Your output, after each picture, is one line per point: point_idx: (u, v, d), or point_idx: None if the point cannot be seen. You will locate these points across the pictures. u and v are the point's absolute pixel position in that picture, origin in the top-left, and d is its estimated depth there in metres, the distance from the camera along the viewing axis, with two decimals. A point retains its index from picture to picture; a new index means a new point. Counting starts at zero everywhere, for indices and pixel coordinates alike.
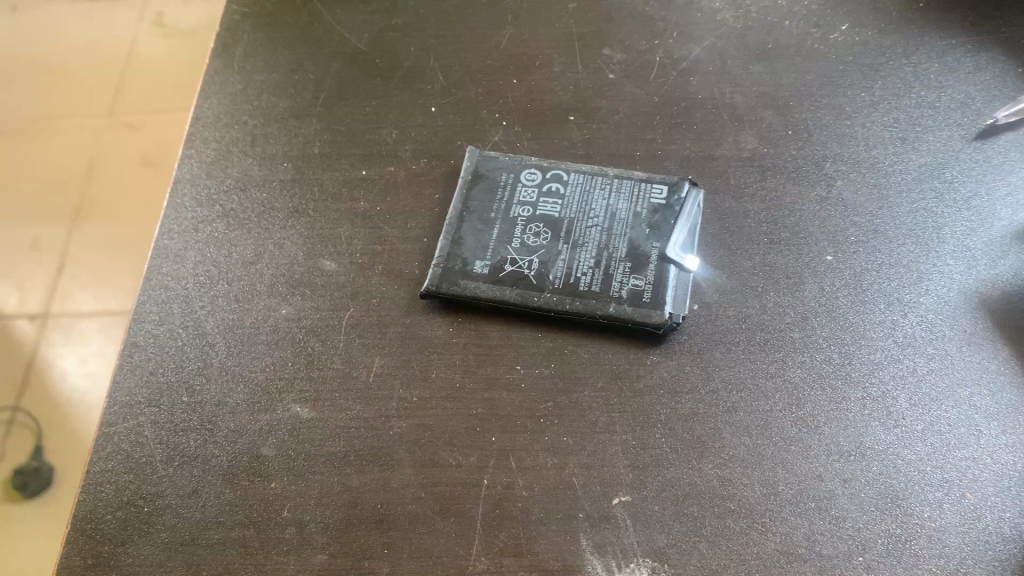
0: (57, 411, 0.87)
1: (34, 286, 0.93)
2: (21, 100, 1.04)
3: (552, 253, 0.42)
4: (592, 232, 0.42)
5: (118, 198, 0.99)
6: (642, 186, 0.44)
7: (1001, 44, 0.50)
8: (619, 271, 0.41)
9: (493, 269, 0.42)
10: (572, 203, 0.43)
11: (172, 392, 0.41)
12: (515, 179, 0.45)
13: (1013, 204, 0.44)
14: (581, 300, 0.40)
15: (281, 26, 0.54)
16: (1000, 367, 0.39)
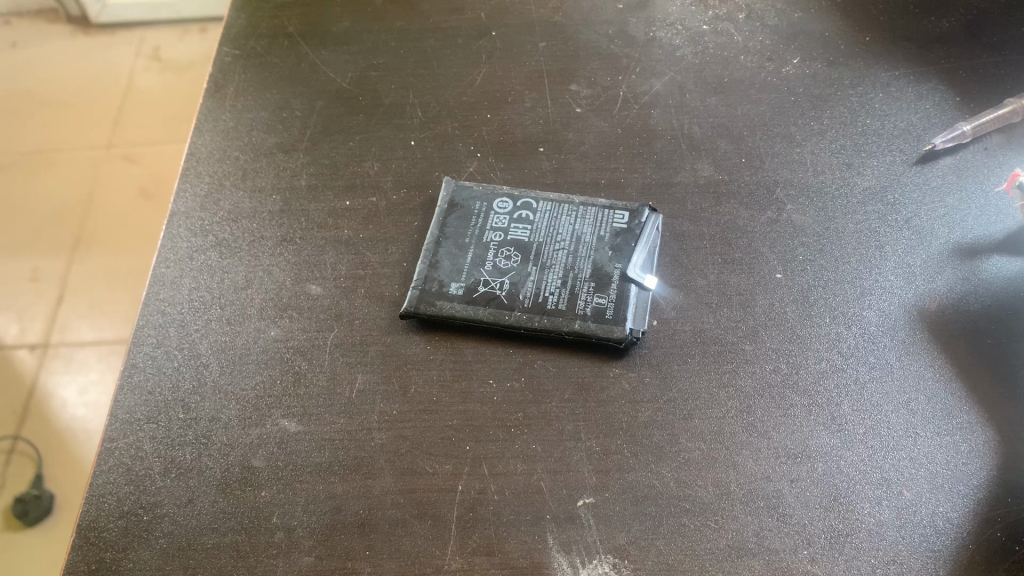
0: (57, 440, 0.90)
1: (33, 318, 0.97)
2: (20, 138, 1.08)
3: (522, 275, 0.45)
4: (559, 255, 0.45)
5: (115, 227, 1.04)
6: (606, 212, 0.47)
7: (939, 76, 0.54)
8: (584, 291, 0.44)
9: (467, 291, 0.45)
10: (540, 229, 0.46)
11: (169, 409, 0.44)
12: (488, 207, 0.48)
13: (950, 223, 0.48)
14: (549, 318, 0.44)
15: (270, 67, 0.57)
16: (935, 374, 0.43)
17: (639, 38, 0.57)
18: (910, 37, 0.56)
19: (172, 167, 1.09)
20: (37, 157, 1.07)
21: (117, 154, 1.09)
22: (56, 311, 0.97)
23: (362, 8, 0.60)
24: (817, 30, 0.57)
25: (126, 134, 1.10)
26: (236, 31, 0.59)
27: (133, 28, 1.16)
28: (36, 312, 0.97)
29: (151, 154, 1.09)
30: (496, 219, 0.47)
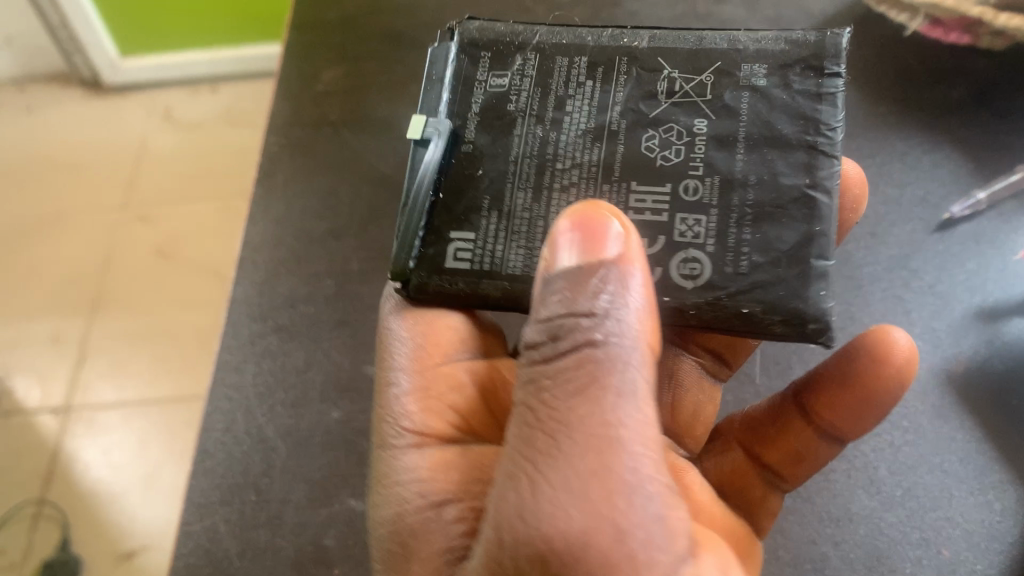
0: (80, 501, 0.93)
1: (57, 380, 1.00)
2: (36, 200, 1.13)
3: (721, 181, 0.36)
4: (642, 136, 0.37)
5: (132, 290, 1.06)
6: (480, 98, 0.39)
7: (951, 143, 0.57)
8: (538, 31, 0.40)
9: (794, 267, 0.34)
10: (563, 163, 0.37)
11: (242, 491, 0.47)
12: (472, 273, 0.37)
13: (971, 288, 0.50)
14: (824, 94, 0.36)
15: (317, 154, 0.60)
16: (965, 436, 0.45)
17: None
18: (924, 103, 0.59)
19: (187, 226, 1.11)
20: (55, 219, 1.12)
21: (134, 215, 1.12)
22: (77, 372, 1.00)
23: (399, 92, 0.63)
24: None
25: (140, 195, 1.14)
26: (281, 120, 0.62)
27: (146, 92, 1.20)
28: (58, 374, 1.01)
29: (168, 215, 1.12)
30: (514, 228, 0.37)
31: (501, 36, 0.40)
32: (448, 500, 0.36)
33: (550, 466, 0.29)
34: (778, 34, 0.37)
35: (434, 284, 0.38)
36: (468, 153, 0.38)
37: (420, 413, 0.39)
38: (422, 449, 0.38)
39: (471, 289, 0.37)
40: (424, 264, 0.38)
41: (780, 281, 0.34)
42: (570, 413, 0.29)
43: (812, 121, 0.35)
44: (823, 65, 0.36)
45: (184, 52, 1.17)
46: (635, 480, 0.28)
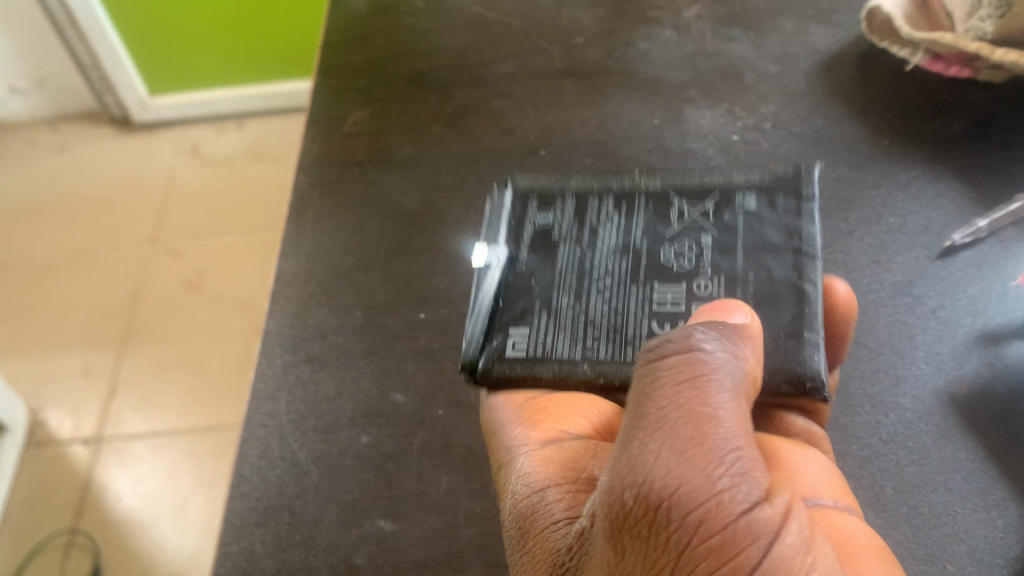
0: (112, 530, 0.93)
1: (86, 413, 1.02)
2: (70, 238, 1.17)
3: (726, 281, 0.43)
4: (662, 248, 0.46)
5: (163, 321, 1.09)
6: (531, 231, 0.48)
7: (954, 172, 0.59)
8: (577, 182, 0.50)
9: (789, 335, 0.41)
10: (600, 272, 0.46)
11: (277, 513, 0.49)
12: (528, 359, 0.44)
13: (972, 312, 0.52)
14: (804, 211, 0.45)
15: (344, 193, 0.64)
16: (969, 456, 0.47)
17: (674, 150, 0.63)
18: (926, 134, 0.61)
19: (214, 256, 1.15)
20: (86, 254, 1.16)
21: (162, 248, 1.16)
22: (107, 404, 1.02)
23: (422, 132, 0.67)
24: (839, 135, 0.62)
25: (169, 230, 1.18)
26: (310, 160, 0.66)
27: (174, 129, 1.28)
28: (87, 406, 1.02)
29: (195, 248, 1.16)
30: (561, 322, 0.45)
31: (548, 187, 0.50)
32: (549, 485, 0.38)
33: (655, 436, 0.30)
34: (761, 175, 0.47)
35: (500, 368, 0.44)
36: (522, 272, 0.47)
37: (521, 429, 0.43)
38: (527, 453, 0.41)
39: (527, 371, 0.44)
40: (487, 353, 0.45)
41: (777, 348, 0.41)
42: (669, 400, 0.31)
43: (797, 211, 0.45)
44: (800, 190, 0.46)
45: (213, 90, 1.25)
46: (729, 447, 0.30)
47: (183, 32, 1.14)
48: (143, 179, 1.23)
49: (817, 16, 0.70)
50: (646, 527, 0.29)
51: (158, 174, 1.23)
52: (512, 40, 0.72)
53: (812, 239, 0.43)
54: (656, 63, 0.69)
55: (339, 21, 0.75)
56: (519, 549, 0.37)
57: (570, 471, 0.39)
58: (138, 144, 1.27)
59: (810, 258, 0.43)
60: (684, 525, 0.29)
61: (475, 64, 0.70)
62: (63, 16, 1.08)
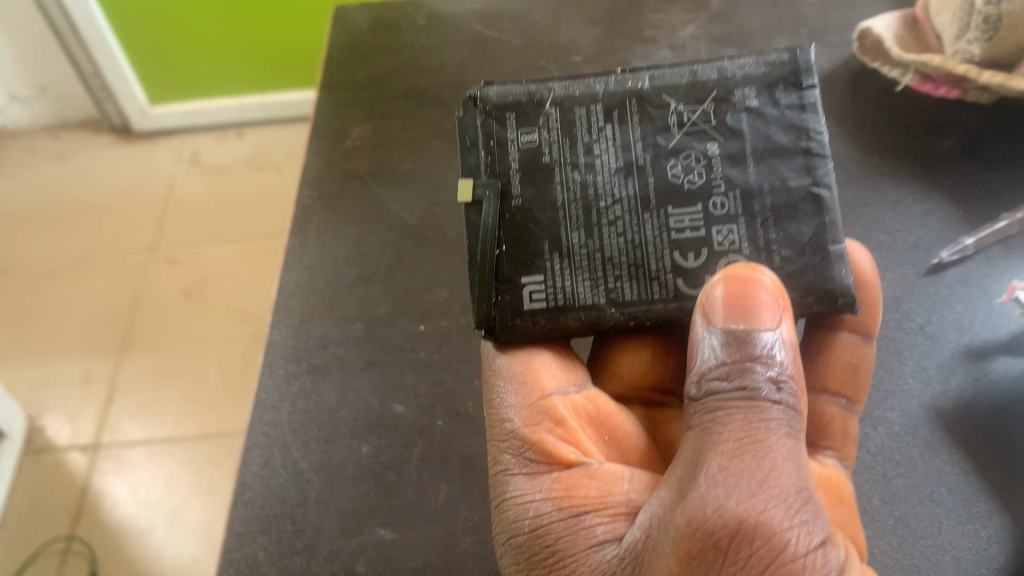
0: (110, 537, 0.94)
1: (85, 419, 1.03)
2: (70, 246, 1.18)
3: (741, 194, 0.44)
4: (666, 165, 0.45)
5: (162, 329, 1.10)
6: (518, 156, 0.45)
7: (942, 190, 0.60)
8: (552, 87, 0.46)
9: (817, 255, 0.43)
10: (606, 201, 0.45)
11: (279, 521, 0.50)
12: (552, 309, 0.44)
13: (959, 328, 0.54)
14: (806, 104, 0.45)
15: (346, 207, 0.65)
16: (954, 468, 0.49)
17: None
18: (914, 153, 0.62)
19: (213, 265, 1.17)
20: (86, 262, 1.16)
21: (162, 256, 1.17)
22: (106, 410, 1.03)
23: (422, 147, 0.68)
24: (831, 153, 0.64)
25: (168, 239, 1.19)
26: (312, 174, 0.67)
27: (174, 137, 1.29)
28: (86, 413, 1.03)
29: (195, 256, 1.17)
30: (577, 263, 0.44)
31: (519, 98, 0.46)
32: (586, 510, 0.40)
33: (729, 465, 0.35)
34: (757, 60, 0.46)
35: (521, 323, 0.44)
36: (519, 208, 0.45)
37: (538, 436, 0.44)
38: (547, 470, 0.42)
39: (553, 323, 0.44)
40: (504, 311, 0.44)
41: (808, 268, 0.43)
42: (737, 435, 0.36)
43: (802, 130, 0.45)
44: (801, 82, 0.45)
45: (213, 98, 1.26)
46: (793, 484, 0.35)
47: (183, 41, 1.16)
48: (142, 187, 1.24)
49: (810, 36, 0.71)
50: (723, 547, 0.33)
51: (158, 183, 1.25)
52: (511, 58, 0.73)
53: (818, 137, 0.45)
54: None
55: (342, 37, 0.76)
56: (543, 565, 0.39)
57: (603, 499, 0.40)
58: (138, 152, 1.28)
59: (820, 157, 0.44)
60: (763, 551, 0.33)
61: (475, 81, 0.72)
62: (65, 25, 1.10)
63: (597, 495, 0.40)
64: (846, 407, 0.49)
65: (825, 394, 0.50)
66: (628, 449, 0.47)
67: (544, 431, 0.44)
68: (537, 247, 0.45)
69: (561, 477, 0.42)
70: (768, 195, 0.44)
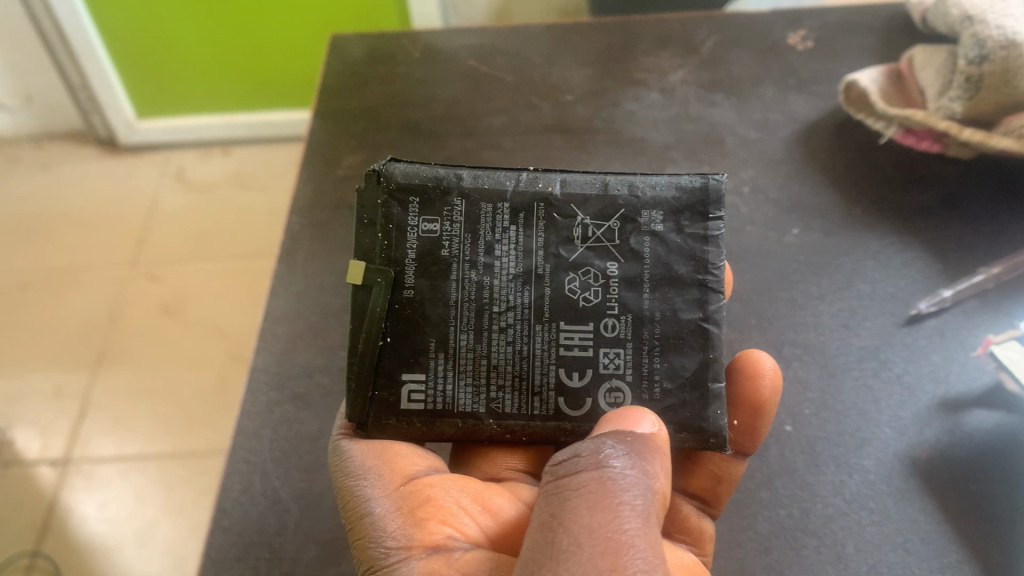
0: (76, 555, 0.93)
1: (55, 434, 1.02)
2: (48, 258, 1.17)
3: (634, 319, 0.43)
4: (565, 280, 0.43)
5: (139, 345, 1.09)
6: (414, 244, 0.43)
7: (922, 243, 0.61)
8: (460, 175, 0.43)
9: (697, 392, 0.42)
10: (500, 306, 0.43)
11: (256, 548, 0.50)
12: (426, 414, 0.43)
13: (935, 379, 0.55)
14: (711, 236, 0.43)
15: (335, 234, 0.65)
16: (927, 518, 0.49)
17: None
18: (896, 205, 0.64)
19: (195, 283, 1.16)
20: (63, 274, 1.16)
21: (142, 272, 1.16)
22: (79, 426, 1.03)
23: None
24: (814, 202, 0.65)
25: (151, 254, 1.18)
26: (302, 201, 0.67)
27: (159, 152, 1.28)
28: (58, 428, 1.03)
29: (175, 274, 1.16)
30: (461, 368, 0.43)
31: (425, 182, 0.43)
32: None
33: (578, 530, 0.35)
34: (669, 181, 0.43)
35: (390, 423, 0.43)
36: (409, 299, 0.43)
37: (401, 526, 0.42)
38: (409, 559, 0.41)
39: (426, 426, 0.43)
40: (379, 408, 0.43)
41: (687, 405, 0.42)
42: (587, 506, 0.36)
43: (704, 263, 0.43)
44: (709, 211, 0.43)
45: (202, 115, 1.26)
46: (643, 570, 0.33)
47: (175, 56, 1.16)
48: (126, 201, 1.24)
49: (797, 86, 0.73)
50: None
51: (142, 198, 1.24)
52: (503, 94, 0.74)
53: (717, 270, 0.43)
54: (642, 123, 0.71)
55: (337, 66, 0.77)
56: None
57: None
58: (123, 165, 1.27)
59: (715, 292, 0.42)
60: None
61: (467, 115, 0.73)
62: (56, 34, 1.09)
63: None
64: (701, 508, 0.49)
65: (682, 493, 0.49)
66: (510, 521, 0.44)
67: (408, 521, 0.42)
68: (412, 350, 0.43)
69: (421, 569, 0.40)
70: (663, 325, 0.43)
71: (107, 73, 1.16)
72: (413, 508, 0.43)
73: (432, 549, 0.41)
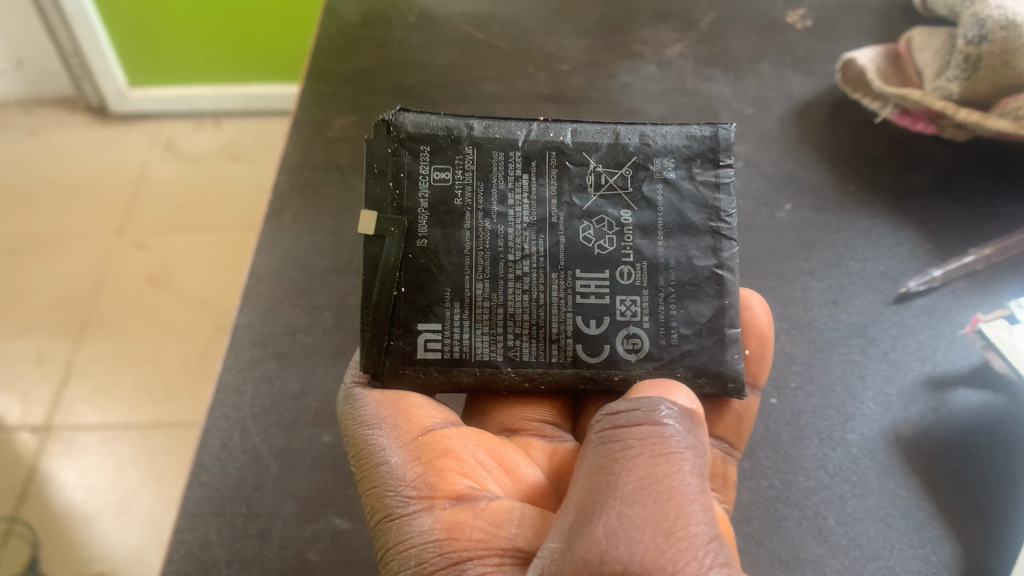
0: (54, 521, 0.93)
1: (37, 400, 1.01)
2: (34, 225, 1.15)
3: (648, 267, 0.43)
4: (578, 227, 0.43)
5: (124, 314, 1.08)
6: (427, 192, 0.42)
7: (913, 223, 0.61)
8: (472, 125, 0.43)
9: (713, 337, 0.43)
10: (514, 255, 0.43)
11: (234, 504, 0.50)
12: (444, 363, 0.43)
13: (922, 357, 0.55)
14: (721, 184, 0.44)
15: (324, 196, 0.64)
16: (908, 493, 0.49)
17: None
18: (888, 184, 0.63)
19: (182, 252, 1.14)
20: (49, 241, 1.14)
21: (129, 241, 1.15)
22: (61, 393, 1.02)
23: None
24: (807, 178, 0.65)
25: (139, 223, 1.16)
26: (291, 161, 0.67)
27: (151, 121, 1.25)
28: (39, 394, 1.02)
29: (162, 244, 1.14)
30: (478, 316, 0.43)
31: (435, 131, 0.43)
32: (466, 556, 0.37)
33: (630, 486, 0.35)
34: (680, 131, 0.44)
35: (409, 373, 0.43)
36: (423, 248, 0.42)
37: (420, 475, 0.41)
38: (432, 508, 0.40)
39: (444, 376, 0.43)
40: (395, 358, 0.43)
41: (703, 350, 0.43)
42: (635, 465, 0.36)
43: (715, 210, 0.44)
44: (718, 160, 0.44)
45: (193, 86, 1.21)
46: (699, 524, 0.34)
47: (167, 26, 1.11)
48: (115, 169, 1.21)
49: (794, 64, 0.72)
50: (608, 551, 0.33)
51: (132, 166, 1.21)
52: (498, 62, 0.74)
53: (730, 218, 0.44)
54: (637, 96, 0.71)
55: (332, 28, 0.76)
56: None
57: (485, 543, 0.38)
58: (114, 133, 1.24)
59: (728, 239, 0.44)
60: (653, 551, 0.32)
61: (462, 82, 0.72)
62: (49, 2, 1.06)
63: (482, 540, 0.38)
64: (726, 451, 0.48)
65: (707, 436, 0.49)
66: (523, 479, 0.44)
67: (428, 469, 0.42)
68: (432, 297, 0.42)
69: (443, 518, 0.39)
70: (674, 272, 0.43)
71: (99, 43, 1.12)
72: (431, 458, 0.42)
73: (455, 499, 0.40)
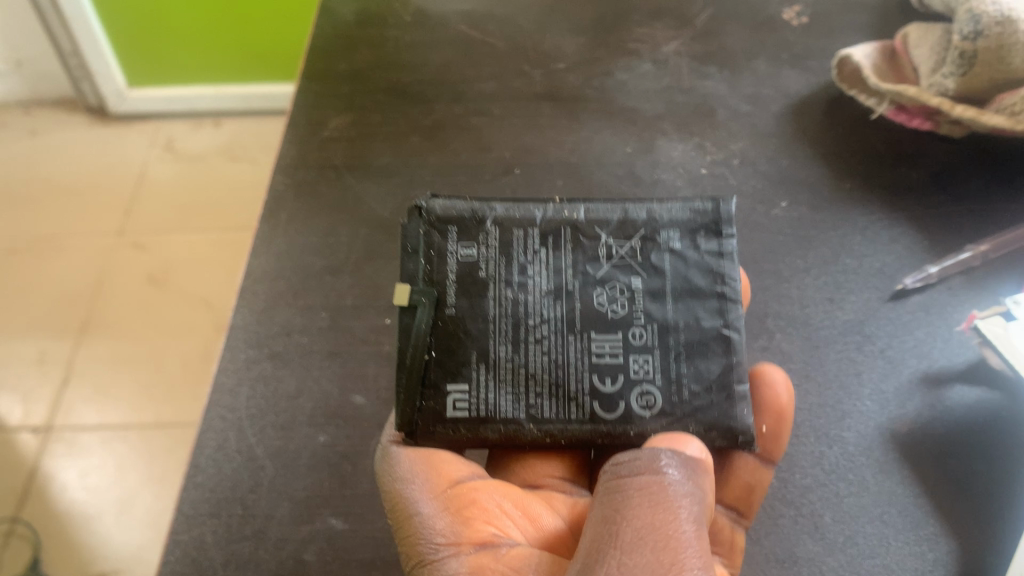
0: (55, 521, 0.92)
1: (38, 401, 1.01)
2: (33, 225, 1.15)
3: (659, 328, 0.45)
4: (593, 293, 0.46)
5: (123, 315, 1.08)
6: (454, 267, 0.46)
7: (908, 220, 0.61)
8: (494, 207, 0.47)
9: (723, 392, 0.45)
10: (535, 320, 0.45)
11: (230, 505, 0.50)
12: (471, 421, 0.45)
13: (919, 355, 0.54)
14: (724, 252, 0.46)
15: (319, 196, 0.64)
16: (904, 490, 0.49)
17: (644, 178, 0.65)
18: (884, 181, 0.63)
19: (182, 253, 1.14)
20: (49, 242, 1.14)
21: (129, 241, 1.14)
22: (61, 394, 1.01)
23: (399, 142, 0.68)
24: (802, 176, 0.64)
25: (139, 224, 1.16)
26: (287, 162, 0.67)
27: (151, 121, 1.25)
28: (39, 395, 1.01)
29: (162, 245, 1.14)
30: (502, 376, 0.45)
31: (461, 213, 0.47)
32: None
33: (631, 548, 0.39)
34: (683, 205, 0.47)
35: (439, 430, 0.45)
36: (451, 317, 0.45)
37: (449, 526, 0.45)
38: (459, 553, 0.44)
39: (472, 432, 0.45)
40: (427, 416, 0.45)
41: (714, 405, 0.45)
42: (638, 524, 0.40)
43: (720, 277, 0.46)
44: (721, 231, 0.46)
45: (192, 85, 1.22)
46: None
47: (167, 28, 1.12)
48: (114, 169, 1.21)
49: (790, 61, 0.72)
50: None
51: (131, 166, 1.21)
52: (494, 61, 0.73)
53: (733, 283, 0.46)
54: (632, 94, 0.71)
55: (327, 28, 0.76)
56: None
57: None
58: (113, 134, 1.24)
59: (732, 303, 0.45)
60: None
61: (457, 81, 0.72)
62: (49, 4, 1.06)
63: None
64: (734, 518, 0.49)
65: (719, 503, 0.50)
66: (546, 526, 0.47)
67: (455, 518, 0.46)
68: (459, 360, 0.45)
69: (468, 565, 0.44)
70: (681, 330, 0.45)
71: (99, 44, 1.12)
72: (460, 508, 0.46)
73: (480, 545, 0.45)
